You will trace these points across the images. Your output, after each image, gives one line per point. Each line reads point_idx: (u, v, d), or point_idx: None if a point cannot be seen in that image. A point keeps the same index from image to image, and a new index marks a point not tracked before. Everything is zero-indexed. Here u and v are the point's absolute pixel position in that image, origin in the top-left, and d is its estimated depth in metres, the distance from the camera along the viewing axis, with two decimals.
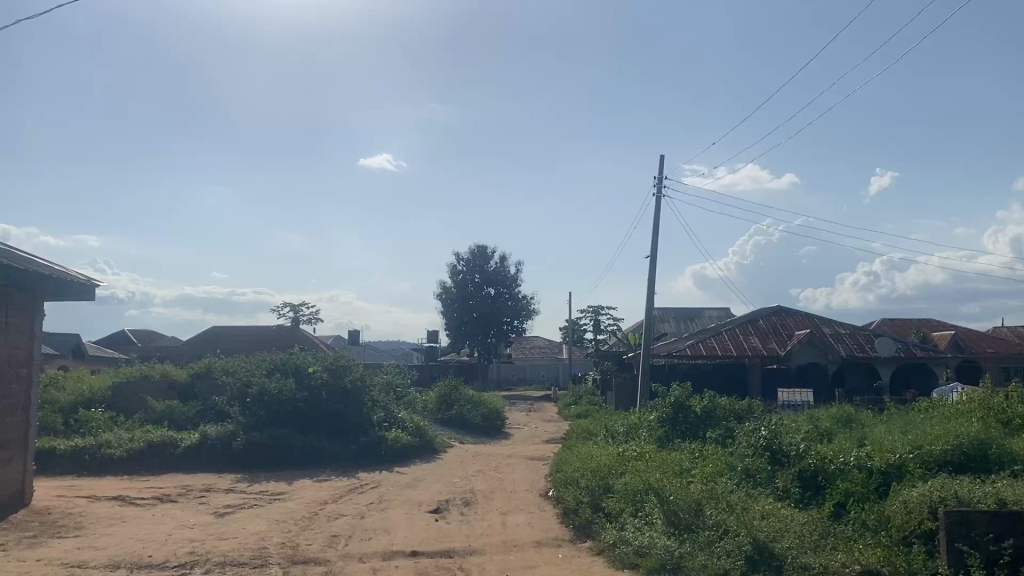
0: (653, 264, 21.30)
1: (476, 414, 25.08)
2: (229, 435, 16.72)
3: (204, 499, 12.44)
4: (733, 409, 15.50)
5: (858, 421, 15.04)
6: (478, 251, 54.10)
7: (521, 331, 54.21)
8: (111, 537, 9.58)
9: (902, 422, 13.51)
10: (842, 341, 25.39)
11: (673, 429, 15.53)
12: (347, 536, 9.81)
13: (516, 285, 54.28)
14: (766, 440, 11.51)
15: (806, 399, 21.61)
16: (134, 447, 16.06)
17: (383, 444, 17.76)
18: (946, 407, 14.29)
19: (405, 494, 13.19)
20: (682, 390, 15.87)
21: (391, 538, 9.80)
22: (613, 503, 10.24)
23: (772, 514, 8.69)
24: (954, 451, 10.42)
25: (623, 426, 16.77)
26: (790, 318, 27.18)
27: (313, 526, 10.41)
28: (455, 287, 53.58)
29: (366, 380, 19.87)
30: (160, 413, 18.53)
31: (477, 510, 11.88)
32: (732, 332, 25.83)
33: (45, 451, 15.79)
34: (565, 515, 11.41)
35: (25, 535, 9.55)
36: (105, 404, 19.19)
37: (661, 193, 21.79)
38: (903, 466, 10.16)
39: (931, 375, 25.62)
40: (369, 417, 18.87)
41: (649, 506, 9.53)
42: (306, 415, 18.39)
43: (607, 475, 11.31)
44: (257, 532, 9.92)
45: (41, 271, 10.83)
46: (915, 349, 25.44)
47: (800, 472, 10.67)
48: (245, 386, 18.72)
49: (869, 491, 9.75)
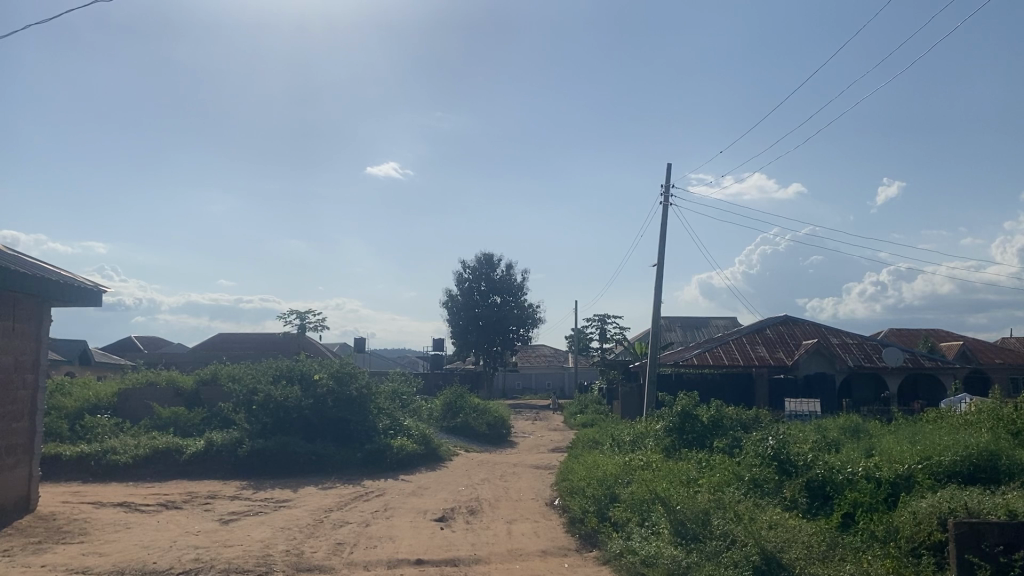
0: (659, 272, 21.27)
1: (482, 421, 24.99)
2: (234, 442, 16.74)
3: (209, 506, 12.40)
4: (740, 418, 15.55)
5: (866, 431, 14.95)
6: (483, 259, 54.10)
7: (527, 340, 54.02)
8: (116, 543, 9.56)
9: (912, 432, 13.40)
10: (849, 351, 25.31)
11: (679, 438, 15.46)
12: (351, 544, 9.76)
13: (522, 293, 54.24)
14: (774, 449, 11.44)
15: (814, 409, 21.48)
16: (139, 454, 16.07)
17: (388, 452, 17.72)
18: (954, 418, 14.20)
19: (409, 502, 13.14)
20: (688, 399, 15.86)
21: (396, 545, 9.76)
22: (619, 512, 10.20)
23: (780, 524, 8.62)
24: (964, 461, 10.33)
25: (630, 435, 16.70)
26: (797, 328, 27.08)
27: (318, 533, 10.39)
28: (460, 295, 53.71)
29: (372, 387, 19.86)
30: (166, 419, 18.53)
31: (482, 518, 11.83)
32: (739, 341, 25.77)
33: (50, 457, 15.85)
34: (571, 524, 11.36)
35: (30, 541, 9.54)
36: (109, 409, 19.22)
37: (666, 202, 21.73)
38: (912, 476, 10.05)
39: (939, 385, 25.48)
40: (374, 425, 18.86)
41: (656, 516, 9.46)
42: (311, 422, 18.40)
43: (613, 484, 11.24)
44: (262, 539, 9.89)
45: (49, 279, 10.88)
46: (923, 359, 25.30)
47: (807, 482, 10.60)
48: (251, 392, 18.73)
49: (878, 502, 9.66)
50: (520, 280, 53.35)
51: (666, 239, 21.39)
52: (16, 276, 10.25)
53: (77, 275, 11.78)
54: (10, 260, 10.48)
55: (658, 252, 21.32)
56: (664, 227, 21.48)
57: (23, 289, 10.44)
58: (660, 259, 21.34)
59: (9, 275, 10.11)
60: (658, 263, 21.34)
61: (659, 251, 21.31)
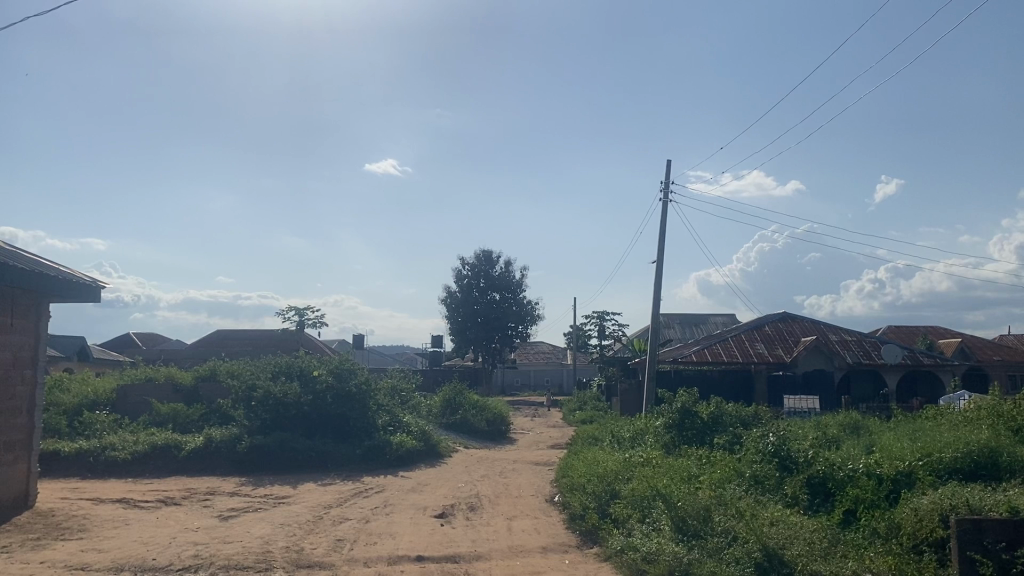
0: (659, 269, 21.25)
1: (481, 417, 25.00)
2: (234, 439, 16.72)
3: (209, 502, 12.35)
4: (739, 416, 15.52)
5: (865, 428, 14.94)
6: (483, 255, 54.01)
7: (526, 337, 54.11)
8: (115, 540, 9.51)
9: (911, 429, 13.41)
10: (848, 348, 25.31)
11: (678, 435, 15.44)
12: (352, 541, 9.72)
13: (521, 290, 54.22)
14: (775, 446, 11.45)
15: (813, 406, 21.44)
16: (138, 450, 16.00)
17: (387, 448, 17.71)
18: (954, 416, 14.20)
19: (409, 498, 13.11)
20: (688, 395, 15.81)
21: (396, 542, 9.73)
22: (620, 509, 10.18)
23: (782, 521, 8.59)
24: (964, 458, 10.32)
25: (630, 432, 16.67)
26: (796, 325, 27.07)
27: (318, 530, 10.34)
28: (460, 291, 53.63)
29: (371, 384, 19.85)
30: (165, 415, 18.44)
31: (482, 514, 11.81)
32: (738, 338, 25.76)
33: (49, 454, 15.82)
34: (571, 521, 11.32)
35: (28, 537, 9.47)
36: (108, 405, 19.12)
37: (666, 199, 21.72)
38: (913, 473, 10.00)
39: (937, 382, 25.46)
40: (374, 421, 18.85)
41: (657, 512, 9.44)
42: (311, 418, 18.35)
43: (614, 480, 11.22)
44: (262, 535, 9.85)
45: (47, 274, 10.83)
46: (922, 356, 25.29)
47: (808, 479, 10.58)
48: (250, 388, 18.66)
49: (880, 498, 9.63)
50: (519, 277, 53.35)
51: (666, 236, 21.36)
52: (14, 272, 10.22)
53: (76, 271, 11.74)
54: (9, 255, 10.45)
55: (658, 249, 21.30)
56: (664, 224, 21.45)
57: (22, 285, 10.42)
58: (659, 256, 21.31)
59: (8, 271, 10.11)
60: (658, 259, 21.32)
61: (659, 248, 21.29)
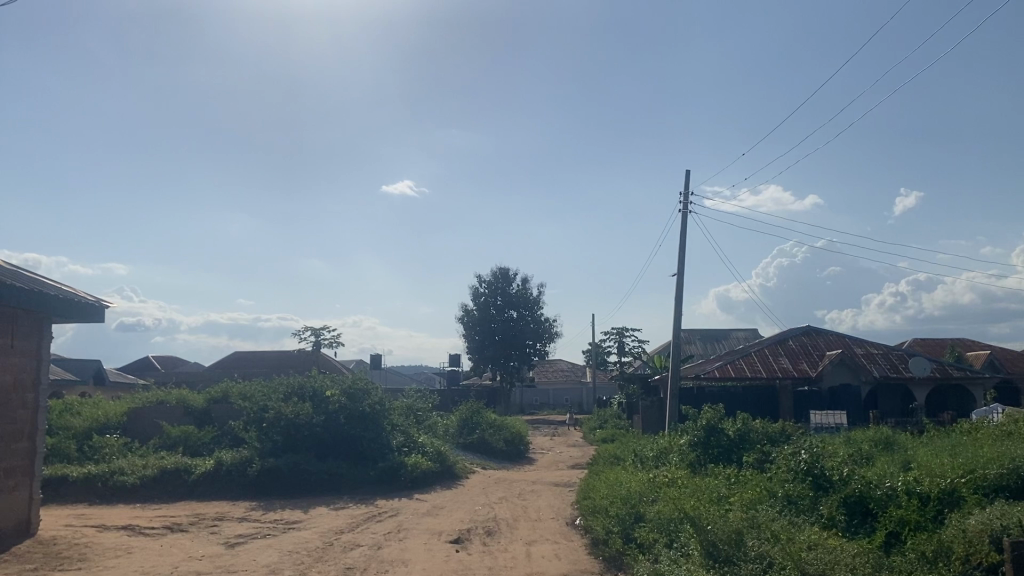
0: (681, 281, 20.72)
1: (499, 438, 24.44)
2: (244, 462, 16.24)
3: (216, 529, 11.92)
4: (768, 432, 14.77)
5: (900, 444, 14.19)
6: (500, 273, 53.55)
7: (544, 355, 53.42)
8: (115, 570, 9.10)
9: (948, 444, 12.69)
10: (875, 361, 24.49)
11: (704, 453, 14.84)
12: (362, 570, 9.21)
13: (538, 308, 53.71)
14: (807, 464, 10.84)
15: (841, 421, 20.73)
16: (147, 474, 15.65)
17: (403, 470, 17.20)
18: (991, 429, 13.50)
19: (423, 522, 12.60)
20: (713, 411, 15.19)
21: (408, 570, 9.23)
22: (645, 533, 9.61)
23: (820, 545, 7.99)
24: (1011, 475, 9.62)
25: (653, 451, 16.08)
26: (820, 339, 26.33)
27: (326, 557, 9.86)
28: (477, 309, 53.17)
29: (385, 404, 19.45)
30: (175, 438, 18.11)
31: (500, 540, 11.27)
32: (761, 353, 25.06)
33: (56, 478, 15.49)
34: (594, 546, 10.78)
35: (26, 568, 9.08)
36: (119, 429, 18.84)
37: (686, 210, 21.26)
38: (956, 492, 9.35)
39: (968, 396, 24.53)
40: (389, 441, 18.38)
41: (685, 536, 8.85)
42: (324, 440, 17.87)
43: (638, 502, 10.63)
44: (268, 564, 9.38)
45: (51, 294, 10.56)
46: (951, 369, 24.39)
47: (844, 498, 9.96)
48: (261, 410, 18.30)
49: (924, 519, 8.98)
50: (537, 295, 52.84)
51: (686, 249, 20.84)
52: (17, 292, 9.94)
53: (79, 290, 11.45)
54: (9, 275, 10.16)
55: (678, 261, 20.77)
56: (683, 236, 20.93)
57: (24, 305, 10.13)
58: (681, 268, 20.78)
59: (11, 292, 9.83)
60: (679, 271, 20.80)
61: (679, 261, 20.77)
